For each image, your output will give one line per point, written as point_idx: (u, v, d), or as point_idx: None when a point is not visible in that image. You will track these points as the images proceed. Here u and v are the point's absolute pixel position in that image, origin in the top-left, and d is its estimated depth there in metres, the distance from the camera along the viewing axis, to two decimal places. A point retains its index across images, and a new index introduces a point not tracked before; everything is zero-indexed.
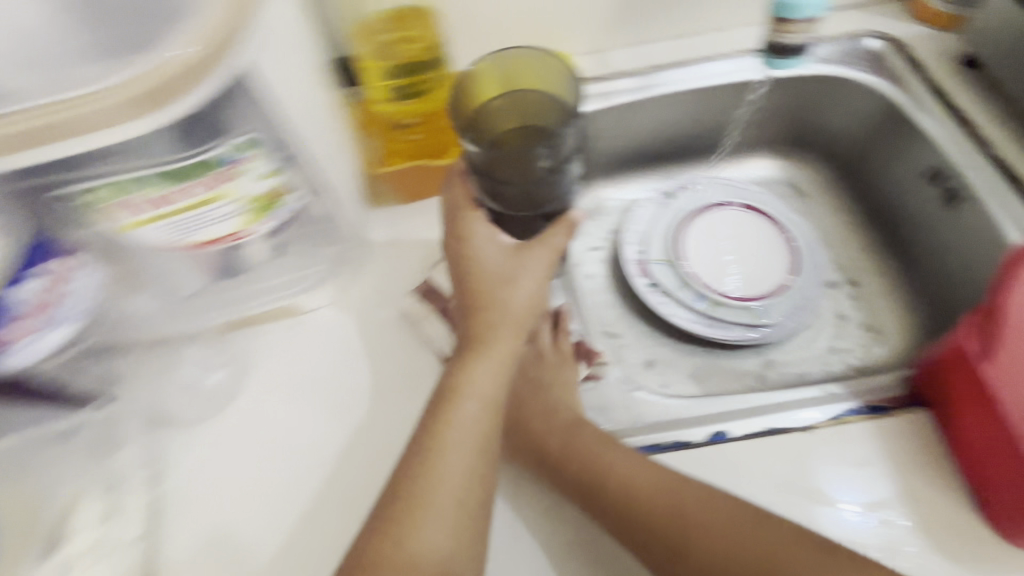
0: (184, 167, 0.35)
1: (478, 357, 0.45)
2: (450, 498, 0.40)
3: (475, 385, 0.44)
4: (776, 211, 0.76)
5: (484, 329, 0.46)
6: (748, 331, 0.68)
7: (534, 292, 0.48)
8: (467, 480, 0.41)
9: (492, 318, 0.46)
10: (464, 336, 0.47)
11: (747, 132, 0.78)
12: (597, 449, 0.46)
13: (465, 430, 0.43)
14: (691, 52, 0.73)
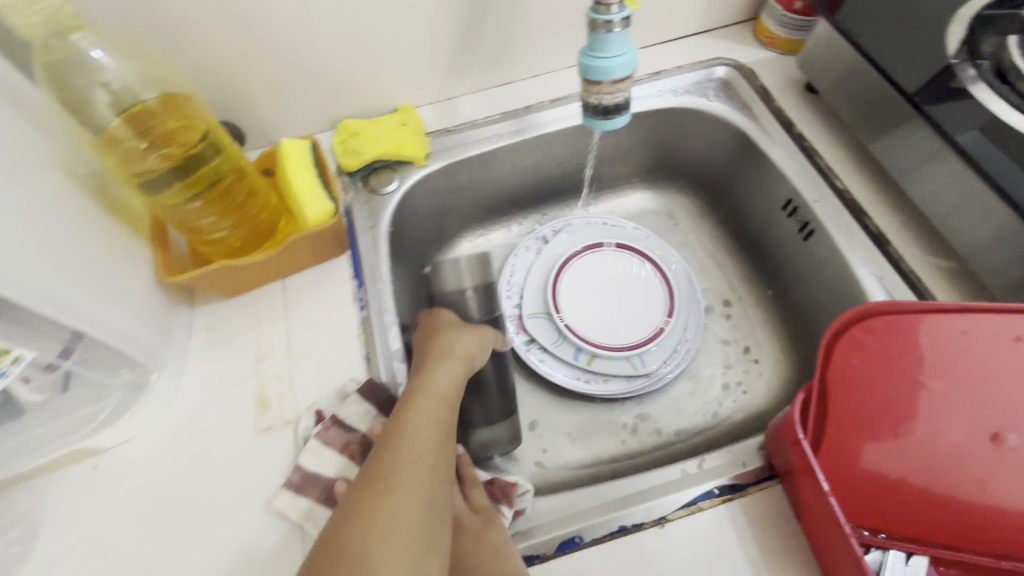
0: None
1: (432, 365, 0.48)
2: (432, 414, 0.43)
3: (436, 380, 0.47)
4: (646, 246, 0.74)
5: (418, 415, 0.43)
6: (628, 386, 0.66)
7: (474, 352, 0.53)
8: (441, 431, 0.42)
9: (443, 342, 0.51)
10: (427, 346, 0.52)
11: (617, 165, 0.76)
12: None
13: (440, 385, 0.46)
14: (544, 94, 0.69)
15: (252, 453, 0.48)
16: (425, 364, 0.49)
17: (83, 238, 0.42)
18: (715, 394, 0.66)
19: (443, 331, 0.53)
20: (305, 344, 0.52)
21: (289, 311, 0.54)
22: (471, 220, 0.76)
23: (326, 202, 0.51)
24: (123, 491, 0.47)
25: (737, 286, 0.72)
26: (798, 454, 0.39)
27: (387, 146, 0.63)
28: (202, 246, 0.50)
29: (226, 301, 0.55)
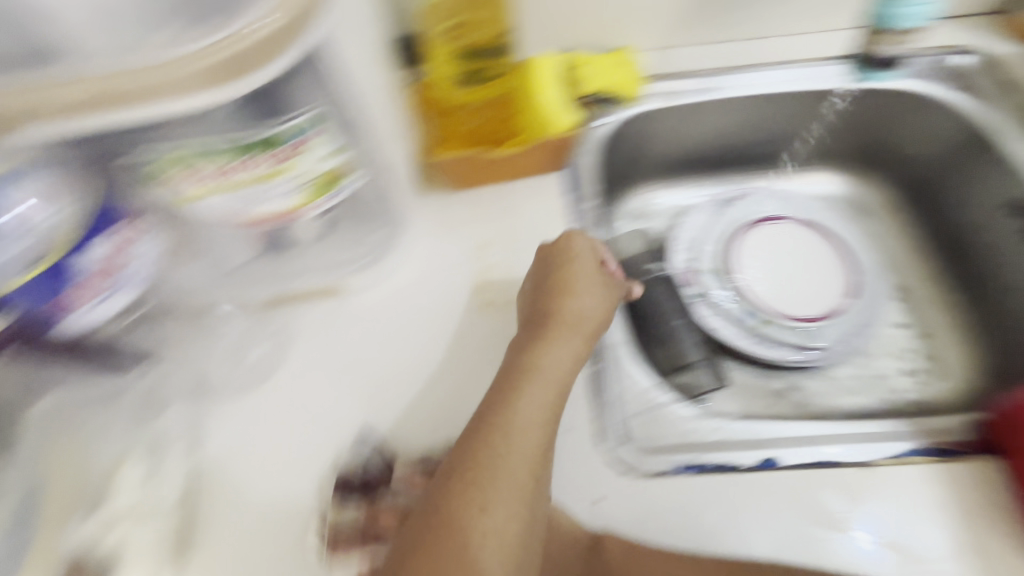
0: (265, 137, 0.35)
1: (546, 341, 0.45)
2: (538, 410, 0.41)
3: (552, 358, 0.44)
4: (832, 228, 0.73)
5: (543, 374, 0.43)
6: (796, 356, 0.66)
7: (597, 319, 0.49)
8: (545, 420, 0.41)
9: (569, 314, 0.48)
10: (546, 309, 0.48)
11: (813, 143, 0.74)
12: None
13: (554, 365, 0.44)
14: (762, 56, 0.70)
15: (470, 323, 0.53)
16: (539, 335, 0.46)
17: (380, 87, 0.44)
18: (888, 382, 0.65)
19: (575, 291, 0.49)
20: (522, 241, 0.57)
21: (508, 210, 0.59)
22: (650, 173, 0.75)
23: (575, 116, 0.57)
24: (358, 331, 0.53)
25: (921, 284, 0.70)
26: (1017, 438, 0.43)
27: (611, 81, 0.66)
28: (450, 130, 0.58)
29: (450, 193, 0.59)
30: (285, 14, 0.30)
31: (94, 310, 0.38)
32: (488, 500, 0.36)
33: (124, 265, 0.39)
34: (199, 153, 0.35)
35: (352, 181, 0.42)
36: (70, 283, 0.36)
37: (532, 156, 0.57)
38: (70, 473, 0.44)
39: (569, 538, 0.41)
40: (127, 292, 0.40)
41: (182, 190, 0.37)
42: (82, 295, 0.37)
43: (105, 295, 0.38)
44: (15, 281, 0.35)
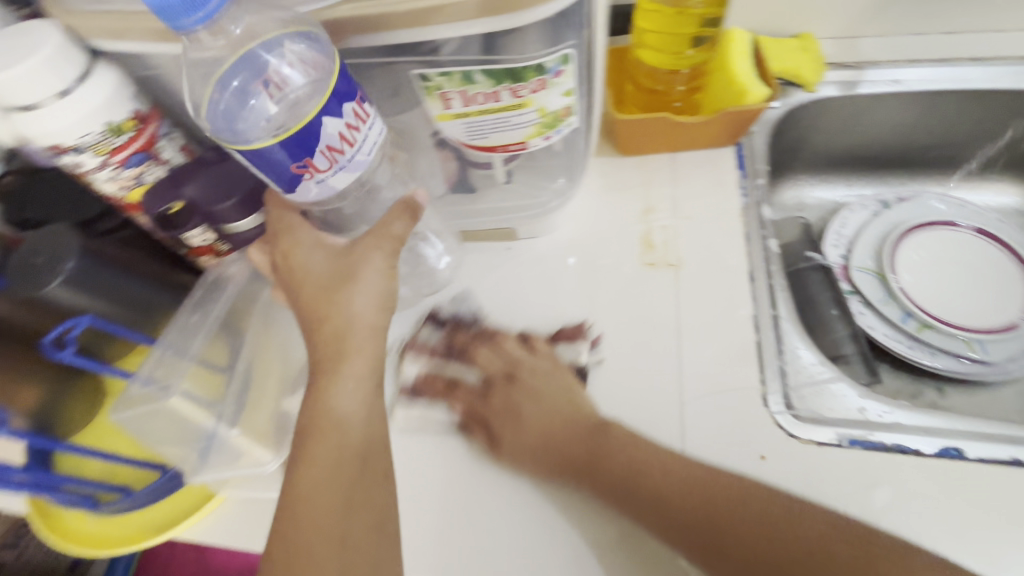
0: (514, 69, 0.38)
1: (329, 377, 0.41)
2: (345, 438, 0.40)
3: (336, 408, 0.40)
4: (1016, 240, 0.68)
5: (335, 332, 0.41)
6: (962, 365, 0.62)
7: (370, 315, 0.42)
8: (346, 461, 0.40)
9: (332, 337, 0.41)
10: (307, 307, 0.43)
11: (1001, 151, 0.70)
12: (627, 441, 0.45)
13: (342, 414, 0.41)
14: (959, 52, 0.66)
15: (636, 279, 0.55)
16: (318, 372, 0.41)
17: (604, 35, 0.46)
18: None
19: (323, 312, 0.41)
20: (689, 209, 0.59)
21: (677, 179, 0.61)
22: (810, 166, 0.74)
23: (764, 89, 0.55)
24: (530, 273, 0.58)
25: None
26: None
27: (790, 65, 0.65)
28: (634, 86, 0.59)
29: (616, 157, 0.63)
30: None
31: (329, 180, 0.38)
32: (323, 380, 0.41)
33: (357, 139, 0.38)
34: (462, 78, 0.39)
35: (571, 124, 0.45)
36: (311, 147, 0.36)
37: (712, 127, 0.58)
38: (281, 355, 0.50)
39: (580, 423, 0.47)
40: (354, 168, 0.39)
41: (437, 109, 0.42)
42: (318, 166, 0.37)
43: (340, 168, 0.38)
44: (268, 143, 0.35)
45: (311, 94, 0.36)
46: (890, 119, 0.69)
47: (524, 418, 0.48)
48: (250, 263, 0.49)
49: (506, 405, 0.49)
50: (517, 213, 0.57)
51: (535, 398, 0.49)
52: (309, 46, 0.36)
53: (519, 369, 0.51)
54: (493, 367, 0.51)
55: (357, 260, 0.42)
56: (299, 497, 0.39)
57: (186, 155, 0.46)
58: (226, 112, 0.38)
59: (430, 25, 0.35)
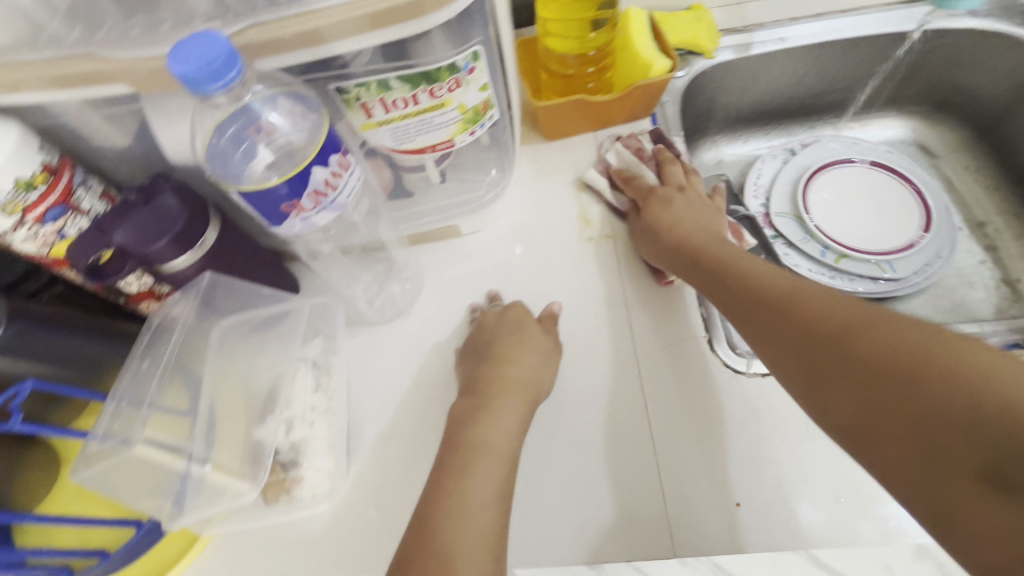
0: (429, 71, 0.39)
1: (490, 412, 0.47)
2: (494, 461, 0.44)
3: (490, 436, 0.46)
4: (905, 165, 0.76)
5: (508, 384, 0.49)
6: (879, 285, 0.69)
7: (535, 373, 0.50)
8: (498, 479, 0.44)
9: (508, 386, 0.49)
10: (490, 371, 0.50)
11: (879, 89, 0.78)
12: (737, 254, 0.50)
13: (496, 438, 0.46)
14: (832, 5, 0.73)
15: (580, 254, 0.59)
16: (478, 409, 0.48)
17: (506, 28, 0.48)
18: (967, 309, 0.68)
19: (515, 361, 0.50)
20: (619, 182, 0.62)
21: (602, 155, 0.64)
22: (721, 126, 0.80)
23: (666, 59, 0.59)
24: (480, 265, 0.60)
25: (996, 216, 0.73)
26: None
27: (686, 35, 0.70)
28: (548, 74, 0.62)
29: (544, 144, 0.66)
30: None
31: (313, 217, 0.37)
32: (484, 415, 0.47)
33: (341, 185, 0.37)
34: (379, 86, 0.40)
35: (493, 116, 0.46)
36: (301, 191, 0.35)
37: (626, 103, 0.61)
38: (245, 387, 0.50)
39: (744, 258, 0.49)
40: (336, 209, 0.38)
41: (360, 119, 0.43)
42: (305, 205, 0.36)
43: (322, 210, 0.37)
44: (272, 181, 0.34)
45: (303, 138, 0.37)
46: (783, 73, 0.75)
47: (675, 203, 0.56)
48: (195, 298, 0.49)
49: (664, 198, 0.57)
50: (459, 209, 0.59)
51: (691, 206, 0.57)
52: (306, 106, 0.38)
53: (687, 188, 0.59)
54: (673, 180, 0.60)
55: (530, 337, 0.52)
56: (462, 502, 0.42)
57: (108, 201, 0.45)
58: (219, 154, 0.38)
59: (333, 41, 0.35)
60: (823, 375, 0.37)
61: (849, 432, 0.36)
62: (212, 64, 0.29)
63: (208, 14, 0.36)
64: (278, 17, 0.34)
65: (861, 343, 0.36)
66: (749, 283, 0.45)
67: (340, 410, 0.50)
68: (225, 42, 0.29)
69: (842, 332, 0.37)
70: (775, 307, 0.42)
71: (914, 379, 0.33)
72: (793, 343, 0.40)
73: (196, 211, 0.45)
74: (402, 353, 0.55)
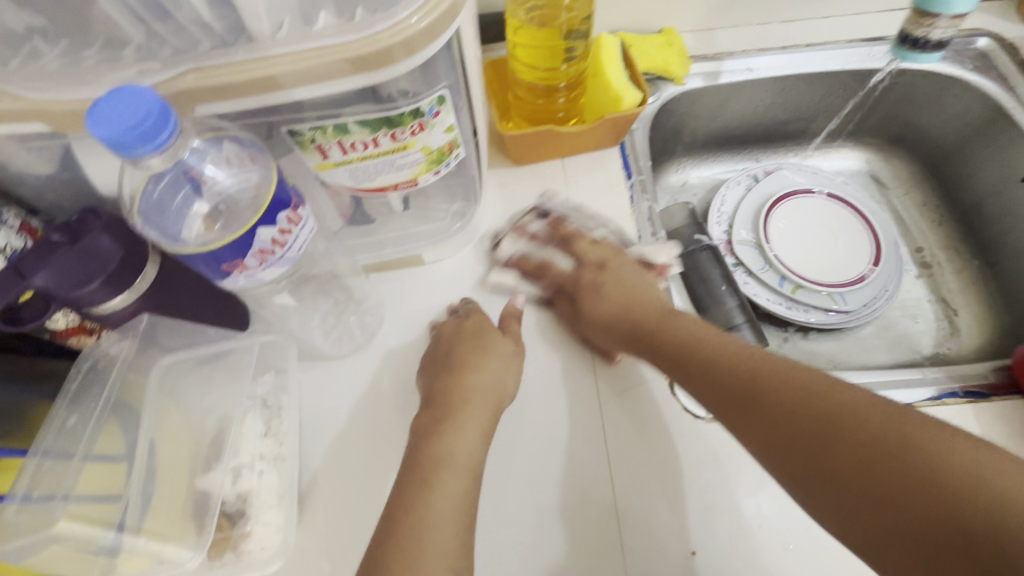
0: (390, 117, 0.37)
1: (453, 424, 0.45)
2: (457, 476, 0.43)
3: (456, 449, 0.44)
4: (859, 197, 0.79)
5: (474, 393, 0.47)
6: (832, 316, 0.71)
7: (503, 384, 0.49)
8: (462, 500, 0.42)
9: (471, 399, 0.47)
10: (454, 383, 0.48)
11: (837, 123, 0.80)
12: (693, 326, 0.49)
13: (461, 452, 0.44)
14: (797, 38, 0.74)
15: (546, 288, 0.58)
16: (443, 421, 0.46)
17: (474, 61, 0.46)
18: (908, 341, 0.71)
19: (481, 368, 0.48)
20: (586, 213, 0.61)
21: (570, 184, 0.63)
22: (687, 150, 0.81)
23: (637, 92, 0.58)
24: (443, 295, 0.58)
25: (940, 251, 0.76)
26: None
27: (658, 61, 0.69)
28: (516, 100, 0.60)
29: (511, 168, 0.64)
30: (428, 19, 0.32)
31: (258, 274, 0.35)
32: (450, 427, 0.45)
33: (291, 241, 0.34)
34: (336, 130, 0.37)
35: (458, 155, 0.44)
36: (246, 252, 0.32)
37: (596, 133, 0.60)
38: (188, 430, 0.47)
39: (653, 308, 0.52)
40: (286, 263, 0.35)
41: (315, 159, 0.40)
42: (248, 265, 0.33)
43: (270, 265, 0.34)
44: (215, 243, 0.31)
45: (248, 194, 0.34)
46: (749, 102, 0.76)
47: (606, 293, 0.54)
48: (133, 338, 0.46)
49: (594, 283, 0.55)
50: (420, 238, 0.57)
51: (619, 278, 0.55)
52: (245, 147, 0.35)
53: (607, 261, 0.57)
54: (589, 256, 0.57)
55: (494, 343, 0.51)
56: (425, 523, 0.40)
57: (27, 235, 0.41)
58: (153, 205, 0.34)
59: (279, 90, 0.33)
60: (815, 475, 0.37)
61: (841, 524, 0.36)
62: (142, 123, 0.25)
63: (140, 47, 0.32)
64: (223, 62, 0.31)
65: (812, 438, 0.38)
66: (707, 360, 0.46)
67: (291, 456, 0.48)
68: (154, 95, 0.26)
69: (826, 438, 0.37)
70: (717, 377, 0.45)
71: (881, 463, 0.35)
72: (737, 403, 0.43)
73: (134, 249, 0.41)
74: (356, 392, 0.52)
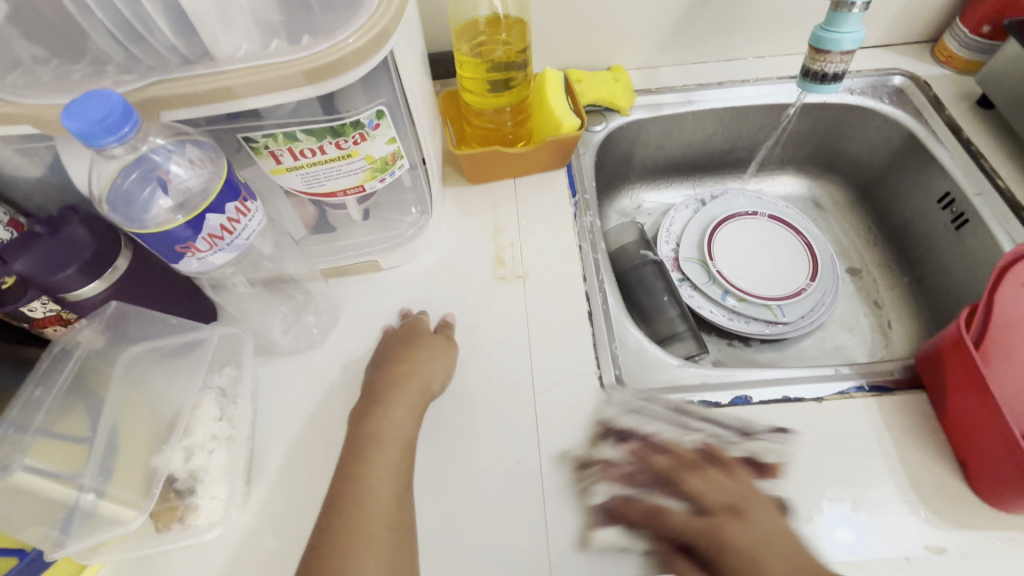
0: (333, 127, 0.43)
1: (387, 406, 0.50)
2: (392, 450, 0.47)
3: (391, 426, 0.49)
4: (799, 217, 0.85)
5: (404, 380, 0.52)
6: (772, 327, 0.76)
7: (433, 373, 0.54)
8: (398, 471, 0.47)
9: (403, 384, 0.52)
10: (389, 372, 0.53)
11: (776, 151, 0.87)
12: (767, 526, 0.45)
13: (395, 429, 0.49)
14: (733, 76, 0.81)
15: (492, 292, 0.62)
16: (376, 403, 0.50)
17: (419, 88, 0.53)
18: (844, 352, 0.75)
19: (414, 360, 0.53)
20: (533, 226, 0.67)
21: (520, 200, 0.69)
22: (639, 175, 0.87)
23: (574, 118, 0.65)
24: (397, 298, 0.63)
25: (875, 269, 0.81)
26: (953, 373, 0.50)
27: (604, 94, 0.77)
28: (469, 125, 0.67)
29: (467, 186, 0.70)
30: (360, 41, 0.39)
31: (210, 258, 0.40)
32: (383, 408, 0.50)
33: (238, 228, 0.40)
34: (285, 137, 0.43)
35: (402, 166, 0.50)
36: (195, 233, 0.37)
37: (541, 154, 0.67)
38: (149, 412, 0.51)
39: (796, 561, 0.43)
40: (235, 250, 0.41)
41: (270, 164, 0.46)
42: (198, 247, 0.38)
43: (219, 250, 0.39)
44: (169, 225, 0.36)
45: (201, 186, 0.39)
46: (693, 132, 0.83)
47: (760, 564, 0.43)
48: (101, 326, 0.50)
49: (741, 547, 0.44)
50: (376, 246, 0.62)
51: (758, 539, 0.44)
52: (204, 149, 0.40)
53: (741, 503, 0.47)
54: (708, 496, 0.48)
55: (424, 340, 0.56)
56: (363, 491, 0.44)
57: (13, 229, 0.46)
58: (120, 196, 0.39)
59: (232, 100, 0.38)
60: None
61: None
62: (107, 118, 0.31)
63: (120, 65, 0.39)
64: (186, 76, 0.37)
65: None
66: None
67: (242, 439, 0.51)
68: (120, 98, 0.32)
69: None
70: None
71: None
72: None
73: (106, 242, 0.47)
74: (308, 384, 0.56)
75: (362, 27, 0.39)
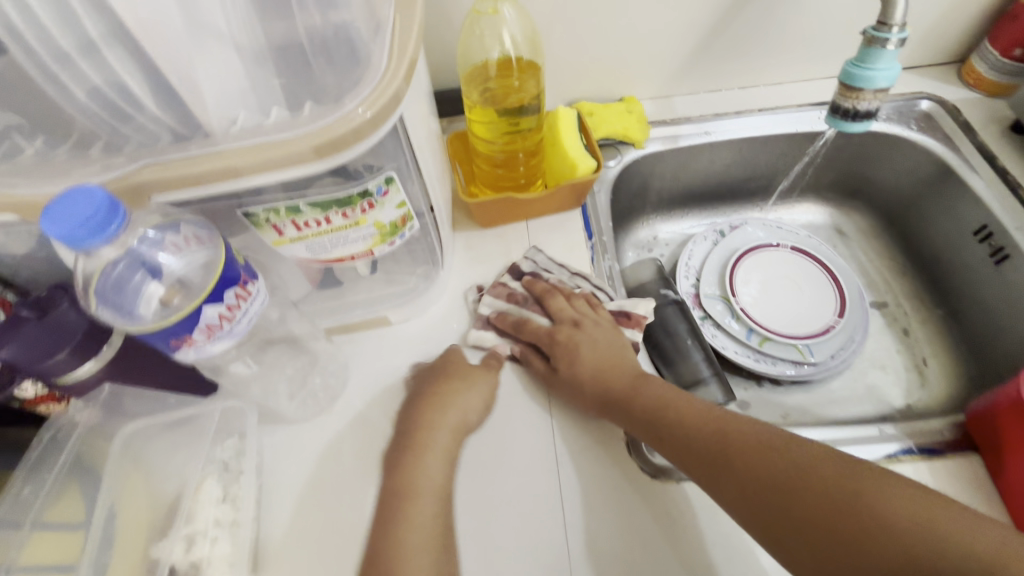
0: (338, 198, 0.40)
1: (418, 453, 0.50)
2: (429, 503, 0.47)
3: (425, 476, 0.48)
4: (822, 248, 0.81)
5: (431, 425, 0.51)
6: (801, 368, 0.72)
7: (467, 412, 0.52)
8: (438, 526, 0.46)
9: (432, 430, 0.51)
10: (418, 415, 0.52)
11: (797, 179, 0.83)
12: (606, 344, 0.56)
13: (429, 479, 0.48)
14: (750, 104, 0.78)
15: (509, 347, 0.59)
16: (409, 452, 0.50)
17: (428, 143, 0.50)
18: (878, 394, 0.71)
19: (444, 402, 0.52)
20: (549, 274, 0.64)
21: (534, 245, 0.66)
22: (654, 207, 0.84)
23: (590, 160, 0.61)
24: (408, 355, 0.59)
25: (906, 301, 0.77)
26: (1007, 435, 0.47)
27: (617, 128, 0.74)
28: (479, 168, 0.63)
29: (478, 231, 0.67)
30: (371, 111, 0.36)
31: (209, 347, 0.37)
32: (415, 455, 0.49)
33: (238, 314, 0.37)
34: (288, 210, 0.40)
35: (413, 227, 0.47)
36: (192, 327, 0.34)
37: (555, 197, 0.64)
38: (146, 496, 0.47)
39: (624, 372, 0.53)
40: (236, 336, 0.38)
41: (272, 236, 0.43)
42: (196, 340, 0.35)
43: (218, 339, 0.36)
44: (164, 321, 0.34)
45: (201, 275, 0.36)
46: (709, 162, 0.80)
47: (583, 353, 0.54)
48: (96, 406, 0.49)
49: (569, 342, 0.55)
50: (385, 301, 0.59)
51: (594, 342, 0.55)
52: (200, 233, 0.37)
53: (582, 320, 0.57)
54: (563, 313, 0.58)
55: (461, 375, 0.55)
56: (405, 555, 0.44)
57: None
58: (109, 285, 0.35)
59: (233, 178, 0.36)
60: (739, 472, 0.43)
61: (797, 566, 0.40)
62: (94, 214, 0.28)
63: (108, 144, 0.36)
64: (183, 156, 0.35)
65: (682, 428, 0.47)
66: (641, 399, 0.50)
67: (246, 523, 0.48)
68: (103, 193, 0.29)
69: (842, 534, 0.38)
70: (657, 412, 0.49)
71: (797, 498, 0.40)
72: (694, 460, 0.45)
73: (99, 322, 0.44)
74: (316, 455, 0.53)
75: (370, 97, 0.36)
